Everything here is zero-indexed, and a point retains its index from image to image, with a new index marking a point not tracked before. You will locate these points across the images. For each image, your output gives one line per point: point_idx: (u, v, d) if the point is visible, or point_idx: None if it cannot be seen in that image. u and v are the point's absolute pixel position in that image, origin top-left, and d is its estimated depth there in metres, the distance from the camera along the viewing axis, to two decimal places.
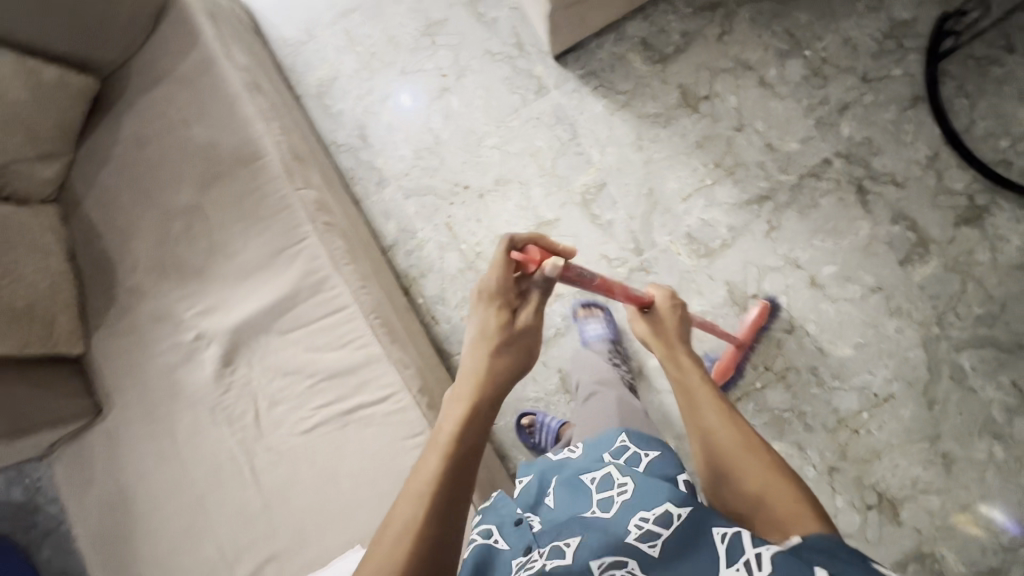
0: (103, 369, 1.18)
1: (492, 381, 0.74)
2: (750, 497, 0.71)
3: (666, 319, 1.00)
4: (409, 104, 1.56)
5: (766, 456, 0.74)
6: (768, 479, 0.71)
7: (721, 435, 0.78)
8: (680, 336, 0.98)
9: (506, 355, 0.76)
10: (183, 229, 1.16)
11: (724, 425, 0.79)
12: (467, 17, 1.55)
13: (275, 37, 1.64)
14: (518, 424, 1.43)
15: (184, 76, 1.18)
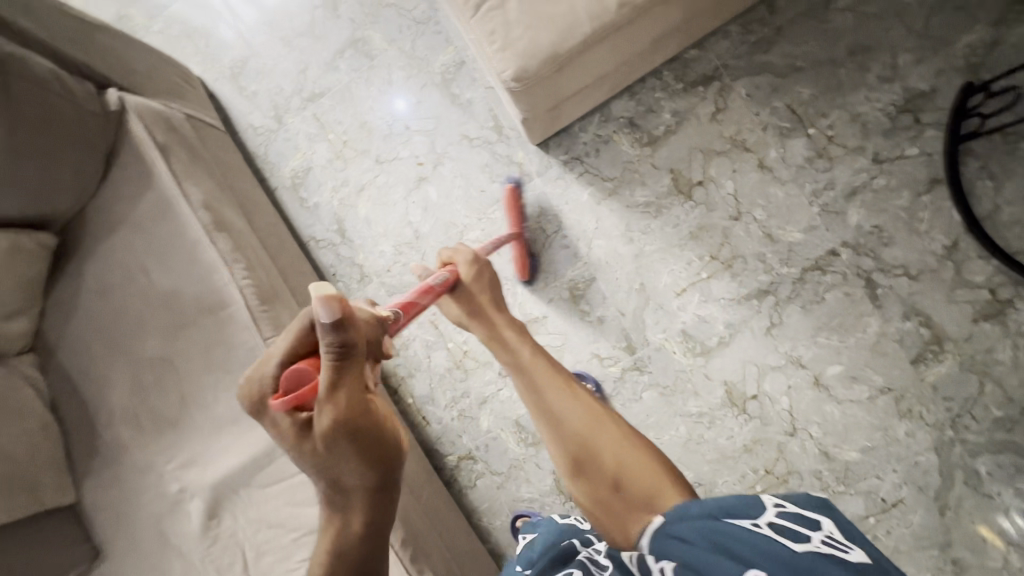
0: (95, 517, 1.18)
1: (354, 508, 0.68)
2: (614, 482, 0.79)
3: (474, 285, 1.10)
4: (405, 107, 1.47)
5: (605, 425, 0.85)
6: (618, 452, 0.81)
7: (573, 423, 0.86)
8: (486, 291, 1.10)
9: (364, 506, 0.68)
10: (157, 380, 1.15)
11: (571, 412, 0.87)
12: (441, 99, 1.45)
13: (243, 125, 1.57)
14: (512, 526, 1.40)
15: (143, 221, 1.14)
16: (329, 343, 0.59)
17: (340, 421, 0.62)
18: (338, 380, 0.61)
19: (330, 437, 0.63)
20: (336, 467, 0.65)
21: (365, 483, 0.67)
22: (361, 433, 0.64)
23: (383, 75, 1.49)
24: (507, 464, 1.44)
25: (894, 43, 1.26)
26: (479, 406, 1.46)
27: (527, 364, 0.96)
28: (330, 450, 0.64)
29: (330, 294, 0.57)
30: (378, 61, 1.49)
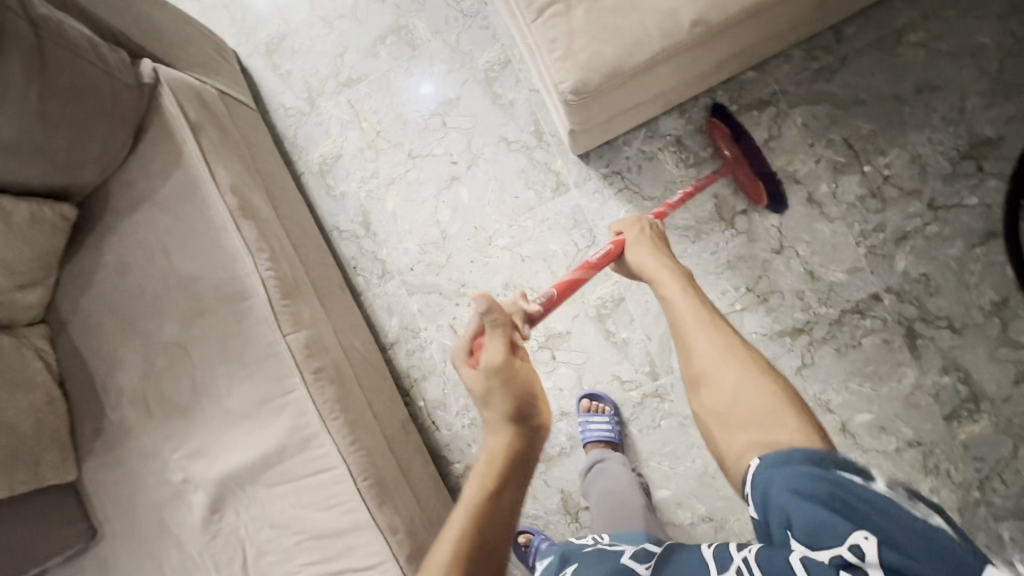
0: (96, 497, 1.16)
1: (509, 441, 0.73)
2: (730, 410, 0.71)
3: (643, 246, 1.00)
4: (432, 90, 1.43)
5: (739, 362, 0.74)
6: (743, 387, 0.71)
7: (699, 347, 0.78)
8: (662, 249, 0.98)
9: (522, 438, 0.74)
10: (169, 366, 1.12)
11: (699, 341, 0.78)
12: (482, 97, 1.40)
13: (274, 105, 1.52)
14: (514, 542, 1.37)
15: (167, 200, 1.10)
16: (489, 313, 0.74)
17: (501, 372, 0.73)
18: (497, 337, 0.75)
19: (496, 386, 0.73)
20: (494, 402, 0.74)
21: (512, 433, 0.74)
22: (512, 389, 0.73)
23: (423, 66, 1.43)
24: None
25: (964, 85, 1.20)
26: None
27: (669, 291, 0.88)
28: (488, 396, 0.74)
29: (487, 299, 0.73)
30: (420, 52, 1.43)
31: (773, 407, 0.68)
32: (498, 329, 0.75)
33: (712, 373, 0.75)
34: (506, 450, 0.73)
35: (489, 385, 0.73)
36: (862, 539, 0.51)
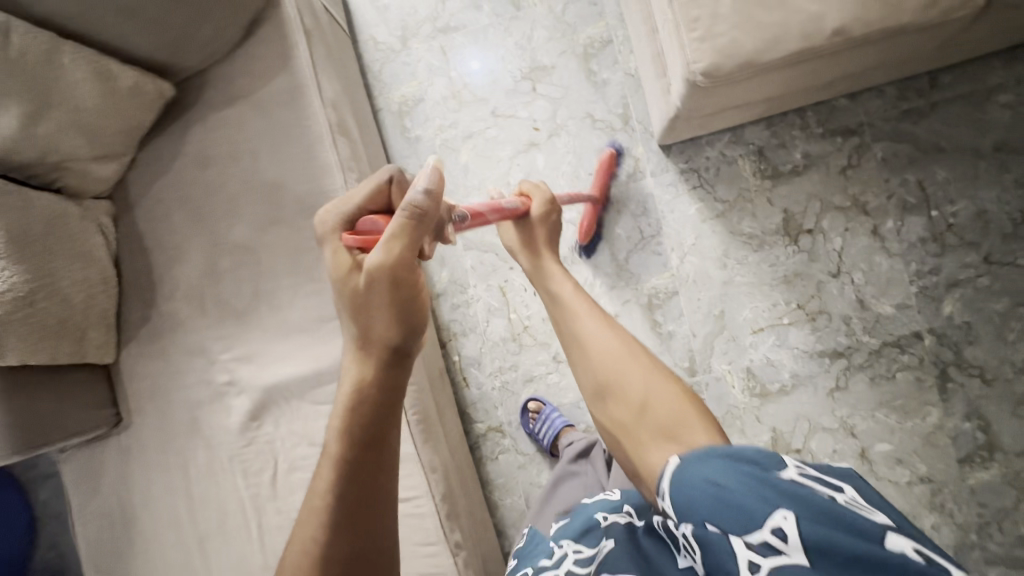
0: (131, 385, 1.14)
1: (379, 361, 0.62)
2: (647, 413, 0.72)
3: (541, 226, 1.04)
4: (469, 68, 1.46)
5: (638, 361, 0.78)
6: (641, 384, 0.75)
7: (597, 356, 0.80)
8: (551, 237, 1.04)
9: (381, 366, 0.62)
10: (233, 266, 1.09)
11: (599, 334, 0.83)
12: (577, 70, 1.41)
13: (365, 36, 1.50)
14: (524, 407, 1.42)
15: (264, 101, 1.07)
16: (417, 202, 0.59)
17: (388, 276, 0.60)
18: (404, 236, 0.60)
19: (366, 291, 0.61)
20: (370, 315, 0.61)
21: (369, 376, 0.62)
22: (395, 296, 0.61)
23: (524, 29, 1.44)
24: (534, 448, 1.42)
25: None
26: (523, 383, 1.44)
27: (565, 298, 0.91)
28: (356, 310, 0.62)
29: (439, 170, 0.59)
30: (523, 13, 1.43)
31: (675, 401, 0.72)
32: (402, 221, 0.59)
33: (611, 379, 0.78)
34: (369, 364, 0.62)
35: (360, 295, 0.62)
36: (782, 520, 0.48)
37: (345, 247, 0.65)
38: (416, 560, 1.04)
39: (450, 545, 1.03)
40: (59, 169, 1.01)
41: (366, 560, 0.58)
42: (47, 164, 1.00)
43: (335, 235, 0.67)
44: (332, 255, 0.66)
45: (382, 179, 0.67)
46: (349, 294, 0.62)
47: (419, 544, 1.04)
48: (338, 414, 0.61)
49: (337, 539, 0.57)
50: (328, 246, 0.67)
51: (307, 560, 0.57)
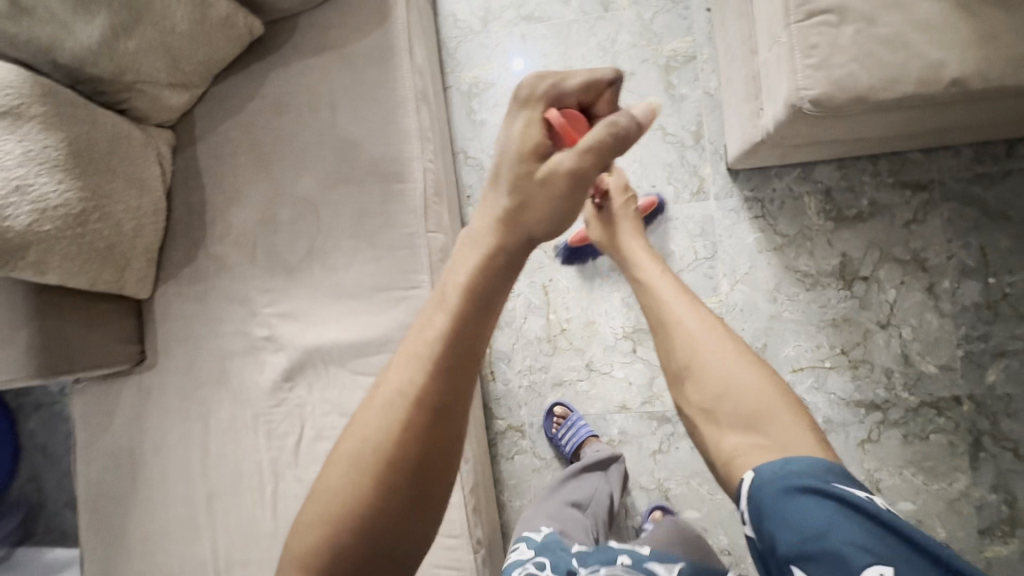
0: (162, 324, 1.09)
1: (512, 248, 0.55)
2: (740, 404, 0.65)
3: (620, 217, 0.89)
4: (524, 66, 1.44)
5: (742, 356, 0.68)
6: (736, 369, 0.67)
7: (700, 348, 0.69)
8: (634, 227, 0.88)
9: (511, 251, 0.55)
10: (291, 219, 1.05)
11: (698, 325, 0.71)
12: (656, 81, 1.39)
13: (446, 12, 1.48)
14: (548, 411, 1.38)
15: (353, 56, 1.04)
16: (630, 122, 0.56)
17: (572, 177, 0.55)
18: (603, 150, 0.55)
19: (540, 184, 0.55)
20: (528, 199, 0.55)
21: (502, 249, 0.55)
22: (565, 201, 0.56)
23: (610, 30, 1.41)
24: (553, 454, 1.39)
25: None
26: (551, 386, 1.40)
27: (647, 278, 0.79)
28: (523, 187, 0.56)
29: (656, 109, 0.59)
30: (611, 15, 1.41)
31: (770, 395, 0.64)
32: (606, 135, 0.55)
33: (710, 372, 0.68)
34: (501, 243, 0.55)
35: (531, 181, 0.56)
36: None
37: (528, 122, 0.57)
38: (435, 551, 0.99)
39: (472, 540, 0.99)
40: (131, 90, 0.98)
41: (451, 424, 0.52)
42: (120, 83, 0.97)
43: (533, 106, 0.57)
44: (510, 123, 0.58)
45: (590, 78, 0.59)
46: (524, 178, 0.55)
47: (440, 533, 1.00)
48: (464, 273, 0.54)
49: (438, 391, 0.51)
50: (518, 113, 0.57)
51: (397, 401, 0.51)
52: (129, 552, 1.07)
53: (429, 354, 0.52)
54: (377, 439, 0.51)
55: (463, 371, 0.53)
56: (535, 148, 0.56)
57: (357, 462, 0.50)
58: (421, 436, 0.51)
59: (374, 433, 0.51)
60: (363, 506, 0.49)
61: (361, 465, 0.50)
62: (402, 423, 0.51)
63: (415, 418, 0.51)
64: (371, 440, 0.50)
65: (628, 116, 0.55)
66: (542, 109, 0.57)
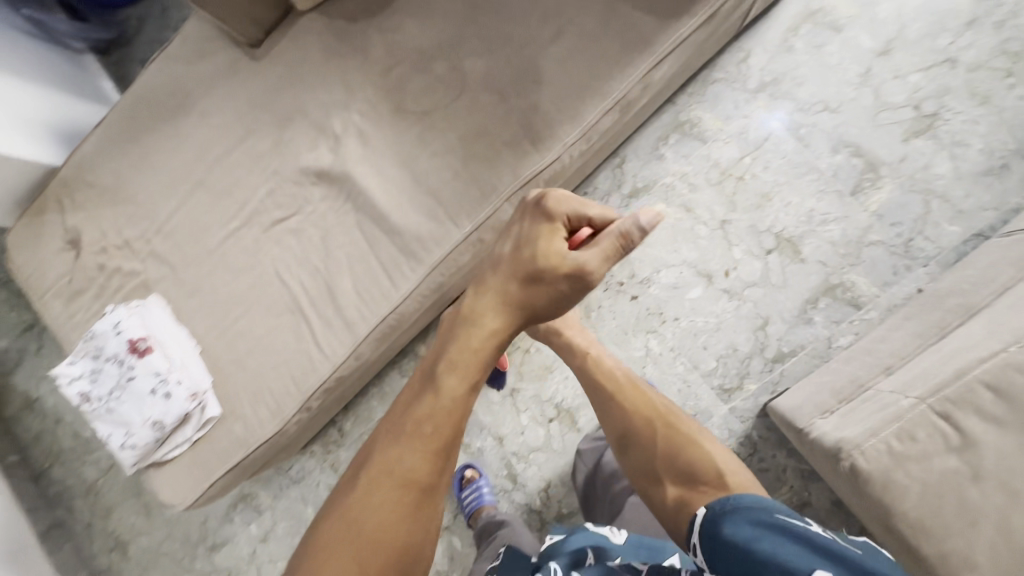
0: (289, 40, 1.12)
1: (505, 324, 0.68)
2: (693, 466, 0.76)
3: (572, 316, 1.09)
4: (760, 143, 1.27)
5: (679, 426, 0.83)
6: (644, 406, 0.88)
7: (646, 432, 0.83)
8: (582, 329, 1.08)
9: (507, 326, 0.68)
10: (439, 79, 1.02)
11: (642, 414, 0.86)
12: (811, 288, 1.24)
13: (746, 44, 1.29)
14: None
15: (615, 18, 0.95)
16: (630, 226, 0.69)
17: (569, 270, 0.69)
18: (608, 249, 0.69)
19: (547, 279, 0.69)
20: (524, 289, 0.69)
21: (505, 317, 0.68)
22: (557, 288, 0.69)
23: (834, 212, 1.24)
24: None
25: None
26: None
27: (608, 372, 0.96)
28: (524, 277, 0.69)
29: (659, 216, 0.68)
30: (849, 202, 1.23)
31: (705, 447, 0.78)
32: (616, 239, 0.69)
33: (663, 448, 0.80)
34: (499, 316, 0.68)
35: (541, 267, 0.69)
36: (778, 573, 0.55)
37: (545, 224, 0.72)
38: (277, 384, 1.08)
39: (302, 404, 1.06)
40: None
41: (432, 482, 0.59)
42: None
43: (539, 215, 0.73)
44: (533, 228, 0.72)
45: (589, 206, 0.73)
46: (526, 264, 0.69)
47: (292, 379, 1.07)
48: (466, 346, 0.66)
49: (428, 471, 0.59)
50: (527, 221, 0.74)
51: (382, 481, 0.58)
52: (126, 155, 1.21)
53: (421, 426, 0.61)
54: (367, 518, 0.56)
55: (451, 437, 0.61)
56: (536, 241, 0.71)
57: (337, 550, 0.54)
58: (406, 516, 0.57)
59: (361, 519, 0.56)
60: None
61: (351, 549, 0.54)
62: (391, 503, 0.57)
63: (398, 484, 0.58)
64: (368, 521, 0.56)
65: (628, 217, 0.70)
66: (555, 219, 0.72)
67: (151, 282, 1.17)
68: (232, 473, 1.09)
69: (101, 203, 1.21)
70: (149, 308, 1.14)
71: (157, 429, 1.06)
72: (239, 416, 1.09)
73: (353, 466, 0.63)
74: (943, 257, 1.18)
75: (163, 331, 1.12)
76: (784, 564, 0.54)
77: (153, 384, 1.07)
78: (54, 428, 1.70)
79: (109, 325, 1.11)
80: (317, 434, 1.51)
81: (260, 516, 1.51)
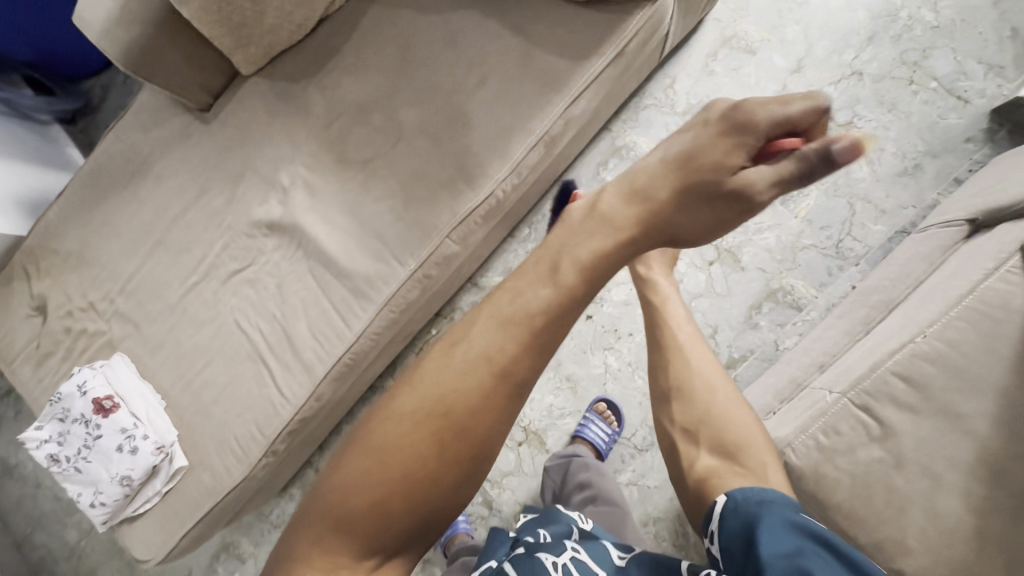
0: (235, 102, 1.19)
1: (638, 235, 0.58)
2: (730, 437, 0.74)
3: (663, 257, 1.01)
4: None
5: (738, 404, 0.79)
6: (708, 370, 0.83)
7: (701, 390, 0.81)
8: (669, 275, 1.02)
9: (632, 242, 0.57)
10: (376, 128, 1.09)
11: (709, 376, 0.82)
12: (753, 295, 1.30)
13: (671, 71, 1.38)
14: None
15: (532, 60, 1.02)
16: (822, 154, 0.53)
17: (727, 191, 0.57)
18: (780, 175, 0.55)
19: (700, 196, 0.58)
20: (674, 199, 0.58)
21: (640, 233, 0.58)
22: (704, 210, 0.58)
23: (767, 221, 1.30)
24: None
25: None
26: None
27: (679, 321, 0.92)
28: (679, 186, 0.58)
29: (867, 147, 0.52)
30: (779, 210, 1.30)
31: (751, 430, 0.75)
32: (798, 165, 0.54)
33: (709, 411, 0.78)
34: (633, 227, 0.57)
35: (709, 191, 0.57)
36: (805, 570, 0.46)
37: (729, 138, 0.57)
38: (242, 431, 1.11)
39: (267, 448, 1.09)
40: None
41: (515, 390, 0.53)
42: None
43: (722, 120, 0.58)
44: (710, 137, 0.58)
45: (815, 98, 0.55)
46: (690, 178, 0.57)
47: (255, 425, 1.10)
48: (591, 251, 0.56)
49: (521, 368, 0.52)
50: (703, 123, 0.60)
51: (478, 366, 0.52)
52: (88, 220, 1.26)
53: (520, 326, 0.53)
54: (450, 394, 0.52)
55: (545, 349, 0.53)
56: (716, 148, 0.57)
57: (419, 420, 0.51)
58: (485, 409, 0.52)
59: (446, 393, 0.52)
60: (417, 468, 0.51)
61: (423, 425, 0.51)
62: (479, 391, 0.51)
63: (486, 380, 0.52)
64: (445, 400, 0.51)
65: (833, 140, 0.53)
66: (739, 125, 0.57)
67: (116, 341, 1.20)
68: (203, 522, 1.11)
69: (66, 268, 1.26)
70: (114, 367, 1.17)
71: (126, 484, 1.09)
72: (206, 466, 1.11)
73: (446, 340, 0.55)
74: (872, 256, 1.24)
75: (128, 388, 1.15)
76: (799, 564, 0.46)
77: (120, 440, 1.10)
78: (34, 493, 1.69)
79: (75, 385, 1.14)
80: (294, 477, 1.53)
81: (243, 564, 1.51)
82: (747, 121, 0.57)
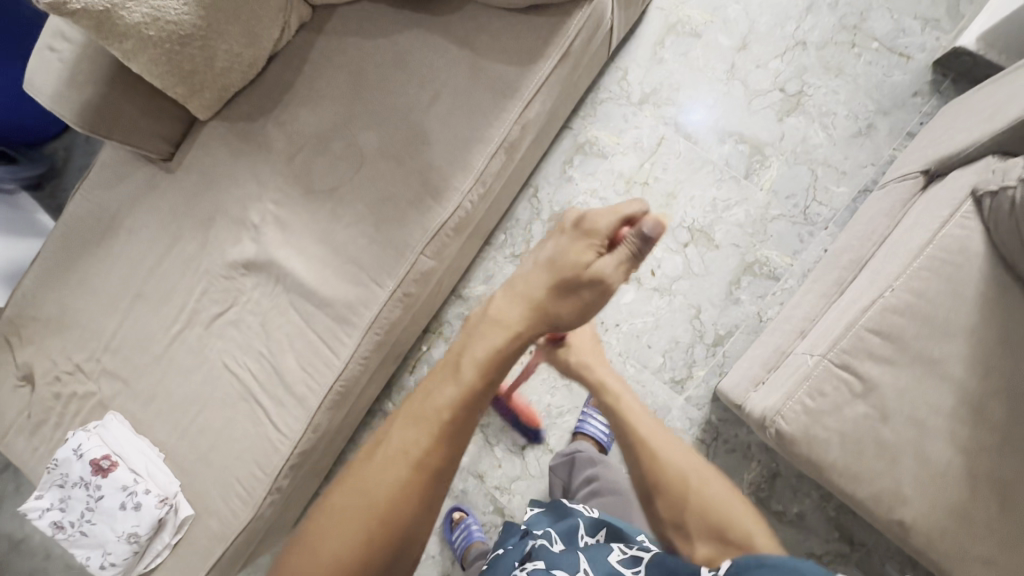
0: (197, 148, 1.20)
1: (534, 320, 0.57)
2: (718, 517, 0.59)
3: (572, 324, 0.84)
4: (655, 148, 1.37)
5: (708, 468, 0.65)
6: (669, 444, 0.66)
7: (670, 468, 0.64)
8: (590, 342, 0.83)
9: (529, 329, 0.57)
10: (338, 156, 1.10)
11: (669, 442, 0.66)
12: (730, 270, 1.32)
13: (622, 63, 1.40)
14: None
15: (481, 72, 1.04)
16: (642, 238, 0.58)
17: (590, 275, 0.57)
18: (621, 259, 0.58)
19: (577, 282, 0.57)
20: (553, 285, 0.58)
21: (530, 326, 0.57)
22: (574, 293, 0.57)
23: (735, 196, 1.33)
24: None
25: None
26: None
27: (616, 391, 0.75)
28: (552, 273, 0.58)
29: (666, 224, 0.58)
30: (745, 184, 1.32)
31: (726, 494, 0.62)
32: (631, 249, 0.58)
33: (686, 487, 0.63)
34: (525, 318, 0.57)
35: (574, 278, 0.57)
36: None
37: (584, 240, 0.58)
38: (243, 472, 1.11)
39: (271, 485, 1.09)
40: None
41: (438, 482, 0.53)
42: None
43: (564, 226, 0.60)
44: (565, 240, 0.59)
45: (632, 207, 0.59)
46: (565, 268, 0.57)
47: (256, 464, 1.10)
48: (487, 347, 0.55)
49: (440, 456, 0.53)
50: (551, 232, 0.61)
51: (398, 463, 0.52)
52: (64, 283, 1.26)
53: (432, 418, 0.53)
54: (375, 496, 0.51)
55: (459, 436, 0.53)
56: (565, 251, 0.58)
57: (346, 525, 0.50)
58: (412, 501, 0.51)
59: (370, 492, 0.51)
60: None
61: (353, 533, 0.49)
62: (400, 485, 0.51)
63: (406, 476, 0.51)
64: (372, 501, 0.50)
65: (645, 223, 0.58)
66: (577, 229, 0.59)
67: (107, 400, 1.20)
68: (217, 568, 1.11)
69: (48, 334, 1.25)
70: (108, 426, 1.17)
71: (133, 542, 1.08)
72: (212, 511, 1.11)
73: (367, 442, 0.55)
74: (839, 218, 1.27)
75: (125, 445, 1.15)
76: None
77: (122, 498, 1.10)
78: (45, 563, 1.68)
79: (70, 450, 1.13)
80: None
81: None
82: (583, 221, 0.59)
